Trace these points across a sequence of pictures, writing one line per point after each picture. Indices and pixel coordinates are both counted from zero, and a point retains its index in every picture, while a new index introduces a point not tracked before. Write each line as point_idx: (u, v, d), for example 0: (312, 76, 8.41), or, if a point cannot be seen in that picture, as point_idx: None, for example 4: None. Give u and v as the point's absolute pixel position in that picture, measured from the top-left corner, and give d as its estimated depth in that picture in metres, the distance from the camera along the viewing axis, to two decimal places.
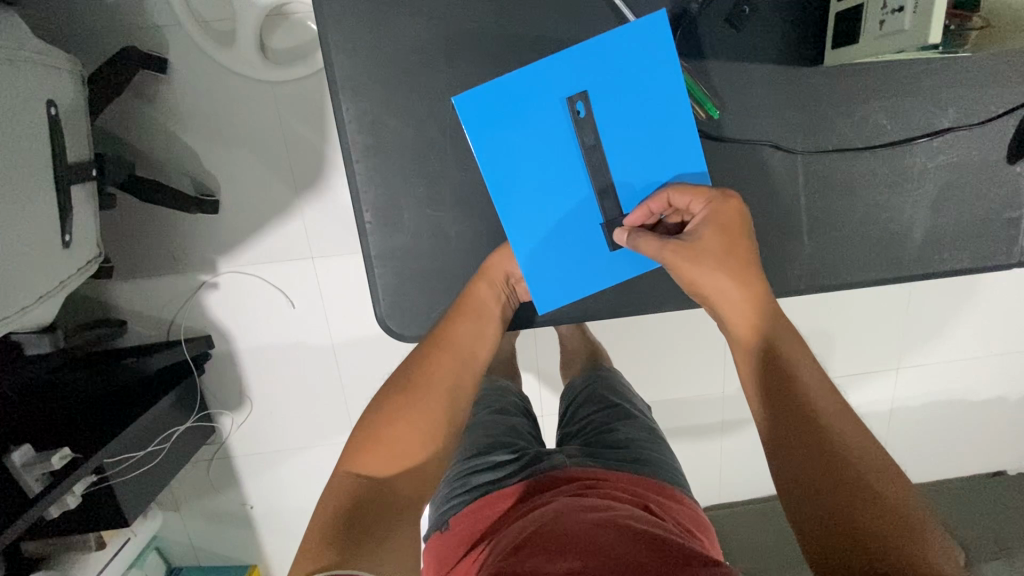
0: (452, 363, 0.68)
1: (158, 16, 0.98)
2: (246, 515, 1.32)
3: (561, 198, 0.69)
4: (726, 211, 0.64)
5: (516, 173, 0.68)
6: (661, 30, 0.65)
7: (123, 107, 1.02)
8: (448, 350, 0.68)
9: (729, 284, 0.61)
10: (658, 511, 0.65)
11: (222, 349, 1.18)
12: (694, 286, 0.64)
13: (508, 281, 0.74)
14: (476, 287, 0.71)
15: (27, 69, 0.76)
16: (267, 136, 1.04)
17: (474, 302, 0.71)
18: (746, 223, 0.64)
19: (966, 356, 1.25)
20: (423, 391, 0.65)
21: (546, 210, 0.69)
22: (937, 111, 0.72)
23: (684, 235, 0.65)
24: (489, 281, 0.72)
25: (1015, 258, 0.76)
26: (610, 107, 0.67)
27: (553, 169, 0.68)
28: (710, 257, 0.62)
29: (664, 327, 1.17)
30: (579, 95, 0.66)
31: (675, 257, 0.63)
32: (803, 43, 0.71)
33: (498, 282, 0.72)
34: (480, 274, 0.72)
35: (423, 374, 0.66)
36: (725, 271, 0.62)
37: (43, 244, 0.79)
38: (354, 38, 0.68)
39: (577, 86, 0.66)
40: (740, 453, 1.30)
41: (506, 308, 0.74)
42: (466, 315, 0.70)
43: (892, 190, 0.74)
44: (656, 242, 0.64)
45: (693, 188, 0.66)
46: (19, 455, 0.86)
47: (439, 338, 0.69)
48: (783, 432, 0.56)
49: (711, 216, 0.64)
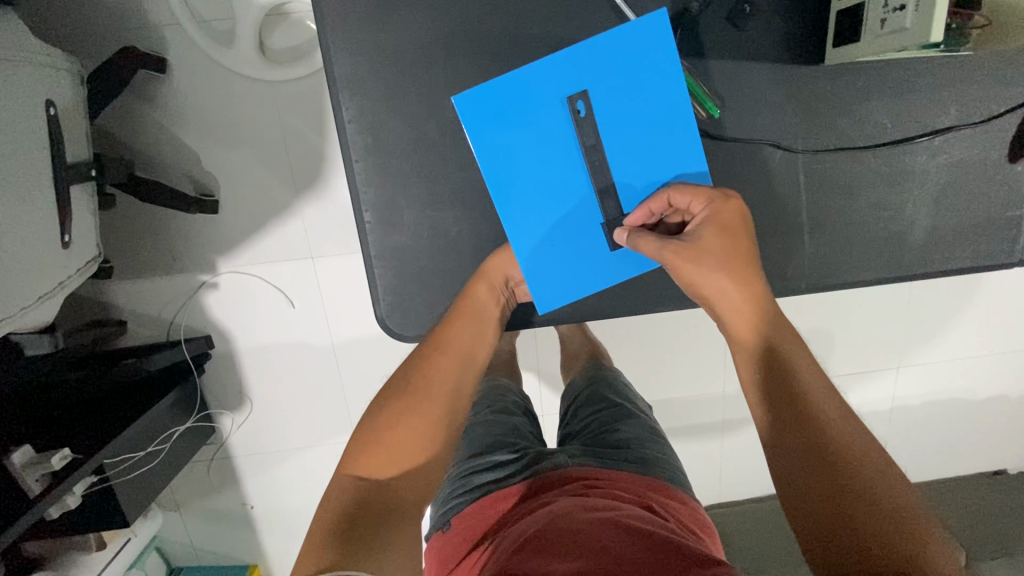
0: (452, 364, 0.67)
1: (157, 15, 0.97)
2: (246, 516, 1.32)
3: (561, 198, 0.69)
4: (726, 211, 0.63)
5: (516, 173, 0.68)
6: (661, 29, 0.65)
7: (123, 106, 1.02)
8: (448, 352, 0.68)
9: (729, 284, 0.61)
10: (659, 510, 0.65)
11: (222, 349, 1.18)
12: (694, 286, 0.63)
13: (508, 281, 0.74)
14: (476, 288, 0.71)
15: (26, 69, 0.75)
16: (267, 136, 1.04)
17: (474, 303, 0.70)
18: (747, 223, 0.64)
19: (966, 355, 1.25)
20: (423, 392, 0.65)
21: (547, 210, 0.69)
22: (938, 109, 0.72)
23: (684, 235, 0.64)
24: (489, 281, 0.72)
25: (1016, 257, 0.76)
26: (611, 106, 0.67)
27: (553, 168, 0.68)
28: (711, 257, 0.62)
29: (665, 326, 1.17)
30: (578, 94, 0.66)
31: (675, 257, 0.63)
32: (803, 42, 0.71)
33: (497, 284, 0.72)
34: (480, 275, 0.71)
35: (423, 375, 0.66)
36: (726, 270, 0.61)
37: (43, 244, 0.79)
38: (354, 38, 0.68)
39: (577, 86, 0.66)
40: (740, 452, 1.30)
41: (505, 310, 0.74)
42: (466, 317, 0.70)
43: (893, 189, 0.74)
44: (656, 242, 0.64)
45: (694, 187, 0.65)
46: (19, 456, 0.86)
47: (439, 338, 0.69)
48: (784, 432, 0.56)
49: (711, 215, 0.63)
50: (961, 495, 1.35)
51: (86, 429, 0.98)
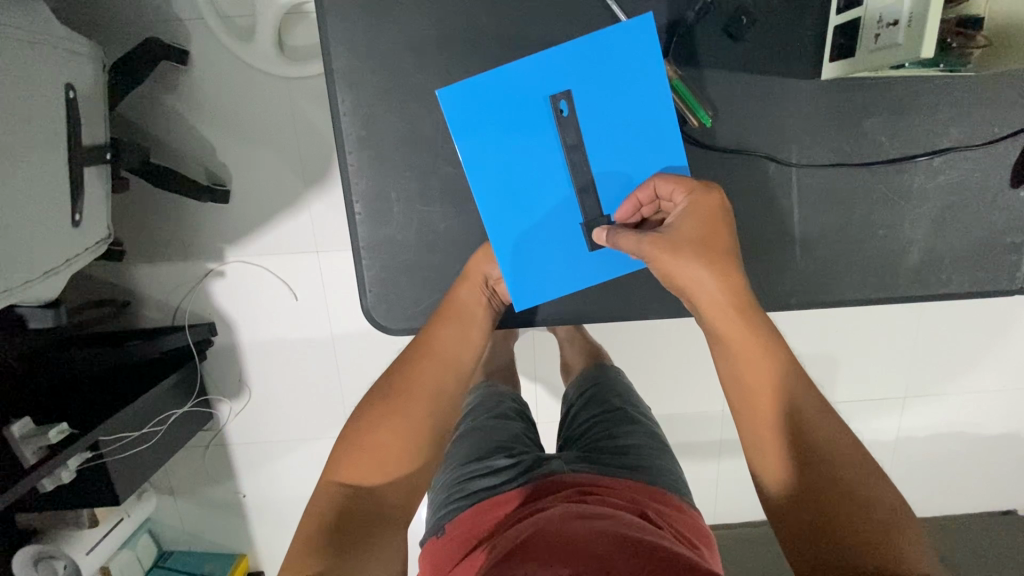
0: (434, 367, 0.68)
1: (183, 10, 1.01)
2: (238, 505, 1.33)
3: (542, 195, 0.69)
4: (707, 203, 0.63)
5: (499, 172, 0.69)
6: (646, 33, 0.65)
7: (141, 95, 1.05)
8: (431, 354, 0.68)
9: (710, 279, 0.59)
10: (654, 517, 0.64)
11: (223, 336, 1.19)
12: (672, 279, 0.61)
13: (488, 283, 0.73)
14: (457, 290, 0.71)
15: (48, 51, 0.78)
16: (275, 127, 1.06)
17: (457, 306, 0.71)
18: (727, 216, 0.63)
19: (977, 388, 1.22)
20: (405, 395, 0.65)
21: (526, 208, 0.69)
22: (938, 130, 0.71)
23: (664, 229, 0.64)
24: (470, 283, 0.72)
25: (1017, 285, 0.75)
26: (593, 105, 0.67)
27: (534, 164, 0.68)
28: (691, 249, 0.60)
29: (663, 340, 1.16)
30: (562, 94, 0.66)
31: (654, 250, 0.61)
32: (802, 55, 0.70)
33: (478, 285, 0.72)
34: (461, 278, 0.72)
35: (406, 378, 0.66)
36: (706, 263, 0.59)
37: (54, 221, 0.81)
38: (354, 33, 0.70)
39: (561, 85, 0.66)
40: (737, 475, 1.28)
41: (491, 313, 0.74)
42: (450, 320, 0.70)
43: (889, 208, 0.73)
44: (635, 237, 0.63)
45: (678, 182, 0.65)
46: (19, 427, 0.89)
47: (423, 342, 0.69)
48: (779, 457, 0.55)
49: (691, 208, 0.63)
50: (966, 534, 1.32)
51: (86, 407, 1.01)
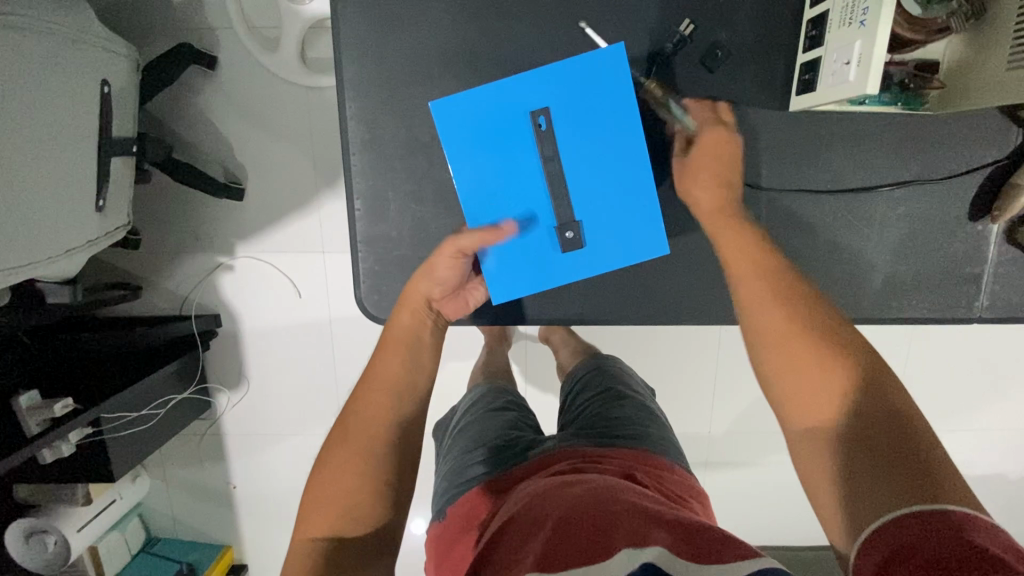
0: (383, 394, 0.66)
1: (215, 20, 1.10)
2: (227, 493, 1.37)
3: (518, 200, 0.75)
4: (719, 139, 0.71)
5: (478, 177, 0.74)
6: (618, 58, 0.71)
7: (171, 96, 1.13)
8: (380, 386, 0.67)
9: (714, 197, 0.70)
10: (643, 478, 0.67)
11: (227, 326, 1.25)
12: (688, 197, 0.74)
13: (431, 306, 0.74)
14: (396, 318, 0.71)
15: (89, 50, 0.86)
16: (290, 130, 1.13)
17: (397, 334, 0.70)
18: (736, 145, 0.71)
19: (963, 425, 1.23)
20: (362, 425, 0.65)
21: (504, 211, 0.75)
22: (901, 164, 0.76)
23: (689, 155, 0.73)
24: (410, 309, 0.72)
25: (975, 314, 0.79)
26: (570, 122, 0.73)
27: (511, 171, 0.74)
28: (710, 177, 0.71)
29: (650, 355, 1.21)
30: (541, 110, 0.73)
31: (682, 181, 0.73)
32: (773, 87, 0.76)
33: (417, 309, 0.72)
34: (400, 304, 0.72)
35: (358, 409, 0.66)
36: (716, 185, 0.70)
37: (80, 204, 0.88)
38: (364, 46, 0.77)
39: (540, 102, 0.73)
40: (721, 496, 1.30)
41: (437, 332, 0.74)
42: (389, 346, 0.70)
43: (854, 235, 0.78)
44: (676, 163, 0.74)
45: (696, 101, 0.74)
46: (25, 399, 0.95)
47: (367, 371, 0.68)
48: (788, 381, 0.57)
49: (709, 139, 0.71)
50: None
51: (90, 388, 1.06)
